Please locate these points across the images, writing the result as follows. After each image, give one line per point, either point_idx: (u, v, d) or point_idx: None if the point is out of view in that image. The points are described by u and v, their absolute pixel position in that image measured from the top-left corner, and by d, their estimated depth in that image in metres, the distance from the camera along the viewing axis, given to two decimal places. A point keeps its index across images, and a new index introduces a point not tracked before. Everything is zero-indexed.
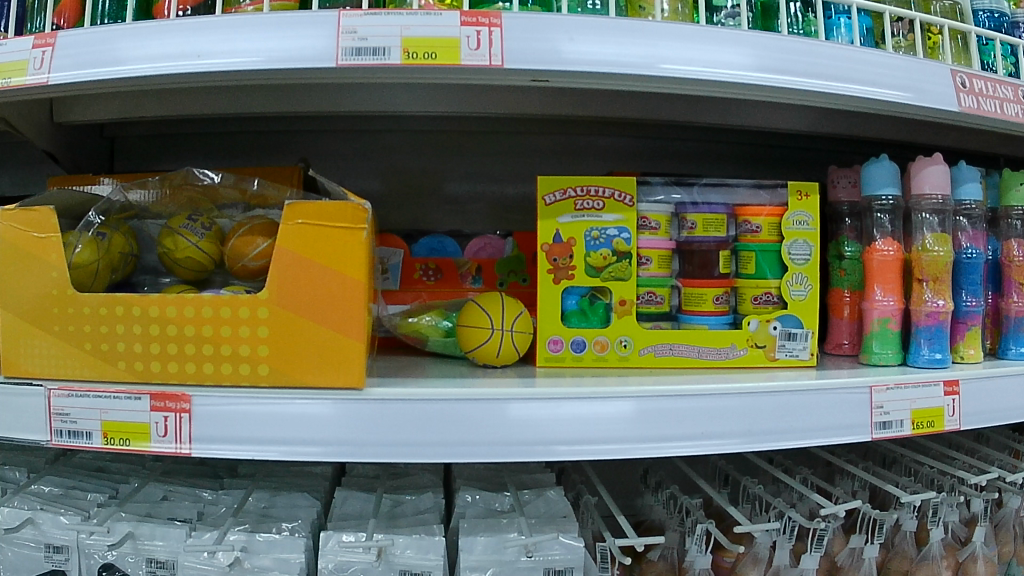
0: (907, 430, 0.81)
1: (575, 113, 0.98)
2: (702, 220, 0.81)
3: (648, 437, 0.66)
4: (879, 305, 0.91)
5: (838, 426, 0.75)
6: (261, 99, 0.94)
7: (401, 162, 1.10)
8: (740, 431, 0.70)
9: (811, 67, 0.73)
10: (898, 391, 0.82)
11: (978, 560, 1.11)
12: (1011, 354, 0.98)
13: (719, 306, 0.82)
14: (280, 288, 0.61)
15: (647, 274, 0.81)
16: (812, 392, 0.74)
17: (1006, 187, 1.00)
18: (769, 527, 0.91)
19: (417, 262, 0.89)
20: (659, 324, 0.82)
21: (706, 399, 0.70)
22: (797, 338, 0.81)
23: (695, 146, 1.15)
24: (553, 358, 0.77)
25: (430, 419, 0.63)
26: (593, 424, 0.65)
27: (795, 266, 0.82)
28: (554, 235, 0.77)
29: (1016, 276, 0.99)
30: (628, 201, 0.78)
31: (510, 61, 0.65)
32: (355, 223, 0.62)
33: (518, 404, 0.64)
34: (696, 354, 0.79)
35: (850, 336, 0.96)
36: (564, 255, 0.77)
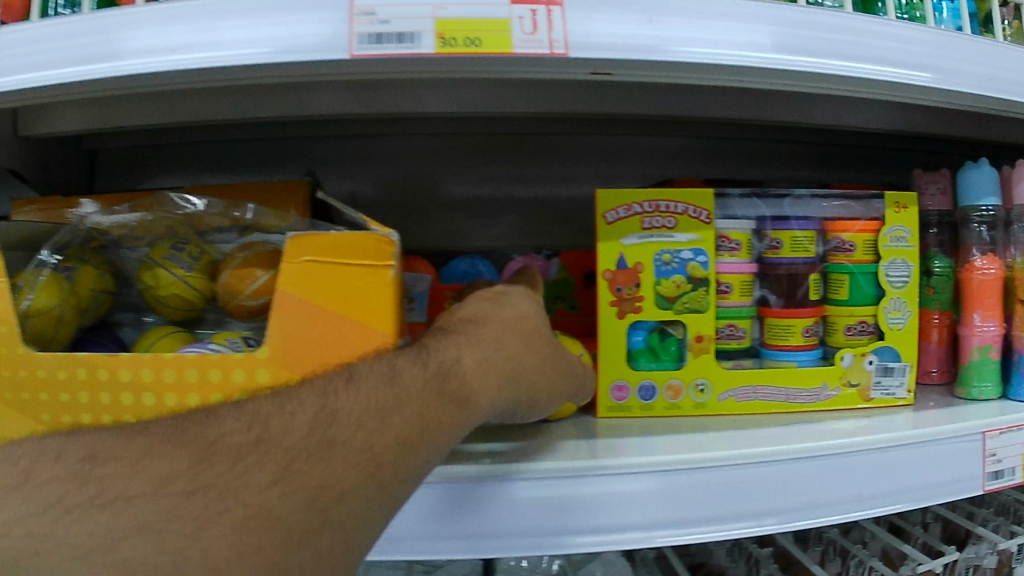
0: (1022, 479, 0.68)
1: (616, 112, 0.85)
2: (789, 238, 0.67)
3: (673, 520, 0.54)
4: (979, 332, 0.73)
5: (923, 488, 0.62)
6: (257, 100, 0.81)
7: (419, 171, 0.97)
8: (791, 506, 0.57)
9: (924, 59, 0.61)
10: (1012, 434, 0.69)
11: None
12: None
13: (811, 339, 0.68)
14: (287, 346, 0.48)
15: (726, 304, 0.67)
16: (891, 449, 0.61)
17: None
18: None
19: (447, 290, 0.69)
20: (741, 364, 0.68)
21: (739, 468, 0.56)
22: (894, 373, 0.69)
23: (747, 147, 1.02)
24: (617, 407, 0.65)
25: (453, 499, 0.53)
26: (619, 508, 0.54)
27: (892, 289, 0.69)
28: (618, 259, 0.64)
29: None
30: (705, 217, 0.65)
31: (573, 48, 0.51)
32: (383, 261, 0.48)
33: (525, 488, 0.53)
34: (782, 396, 0.67)
35: (939, 362, 0.76)
36: (630, 283, 0.64)
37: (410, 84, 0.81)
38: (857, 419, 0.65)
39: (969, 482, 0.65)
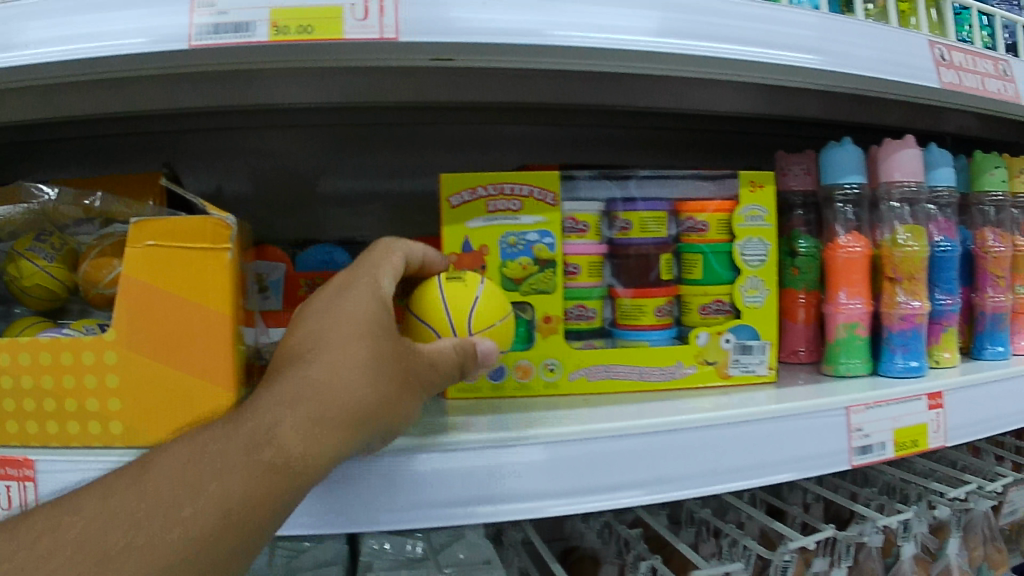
0: (890, 454, 0.70)
1: (481, 100, 0.86)
2: (638, 220, 0.68)
3: (559, 492, 0.54)
4: (845, 310, 0.72)
5: (781, 462, 0.62)
6: (116, 94, 0.81)
7: (294, 166, 0.96)
8: (650, 480, 0.56)
9: (789, 38, 0.60)
10: (879, 410, 0.70)
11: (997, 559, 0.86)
12: (986, 355, 0.78)
13: (663, 318, 0.69)
14: (132, 329, 0.48)
15: (575, 285, 0.69)
16: (751, 422, 0.61)
17: (977, 170, 0.79)
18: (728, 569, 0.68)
19: (302, 276, 0.71)
20: (591, 344, 0.69)
21: (603, 442, 0.55)
22: (754, 351, 0.70)
23: (621, 133, 1.04)
24: (467, 388, 0.67)
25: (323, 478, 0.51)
26: (497, 481, 0.53)
27: (748, 268, 0.70)
28: (462, 243, 0.66)
29: (992, 269, 0.78)
30: (550, 200, 0.67)
31: (406, 33, 0.49)
32: (215, 244, 0.49)
33: (403, 473, 0.51)
34: (637, 375, 0.68)
35: (807, 342, 0.74)
36: (475, 266, 0.67)
37: (279, 74, 0.80)
38: (707, 396, 0.67)
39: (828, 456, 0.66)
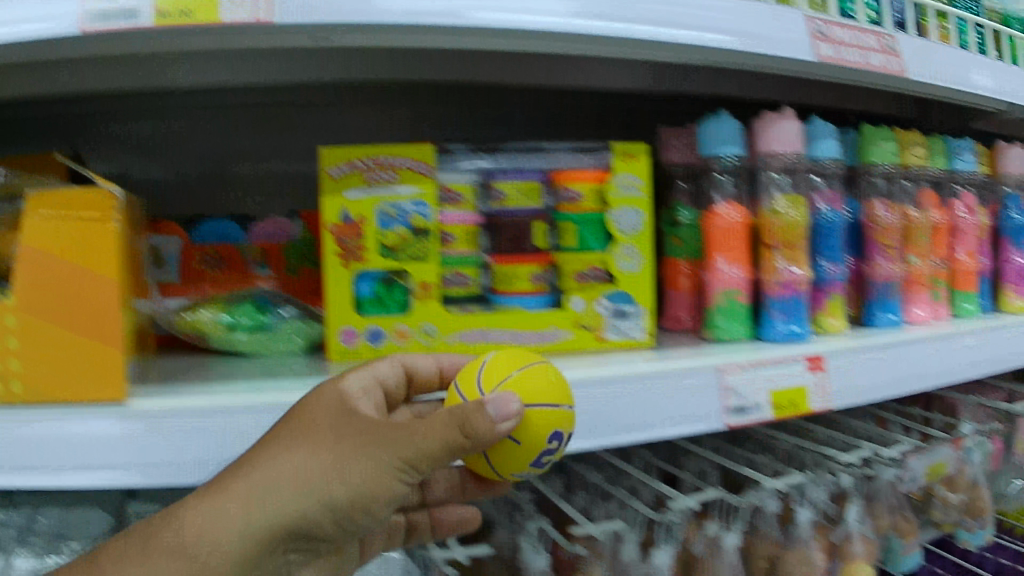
0: (767, 415, 0.72)
1: (385, 78, 0.89)
2: (511, 189, 0.72)
3: None
4: (723, 277, 0.74)
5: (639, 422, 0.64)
6: (1, 79, 0.81)
7: (210, 152, 0.99)
8: None
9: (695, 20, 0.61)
10: (754, 371, 0.72)
11: (909, 524, 0.86)
12: (878, 322, 0.79)
13: (538, 285, 0.72)
14: (31, 293, 0.52)
15: (454, 253, 0.73)
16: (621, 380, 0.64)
17: (865, 144, 0.81)
18: (608, 527, 0.71)
19: (197, 250, 0.77)
20: (469, 309, 0.73)
21: None
22: (630, 317, 0.73)
23: (533, 110, 1.06)
24: (348, 352, 0.72)
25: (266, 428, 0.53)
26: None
27: (623, 235, 0.72)
28: (341, 213, 0.70)
29: (880, 239, 0.80)
30: (424, 170, 0.72)
31: (282, 14, 0.50)
32: (105, 213, 0.53)
33: None
34: (513, 338, 0.71)
35: (691, 310, 0.76)
36: (354, 236, 0.71)
37: (176, 57, 0.83)
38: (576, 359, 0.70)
39: (694, 416, 0.70)
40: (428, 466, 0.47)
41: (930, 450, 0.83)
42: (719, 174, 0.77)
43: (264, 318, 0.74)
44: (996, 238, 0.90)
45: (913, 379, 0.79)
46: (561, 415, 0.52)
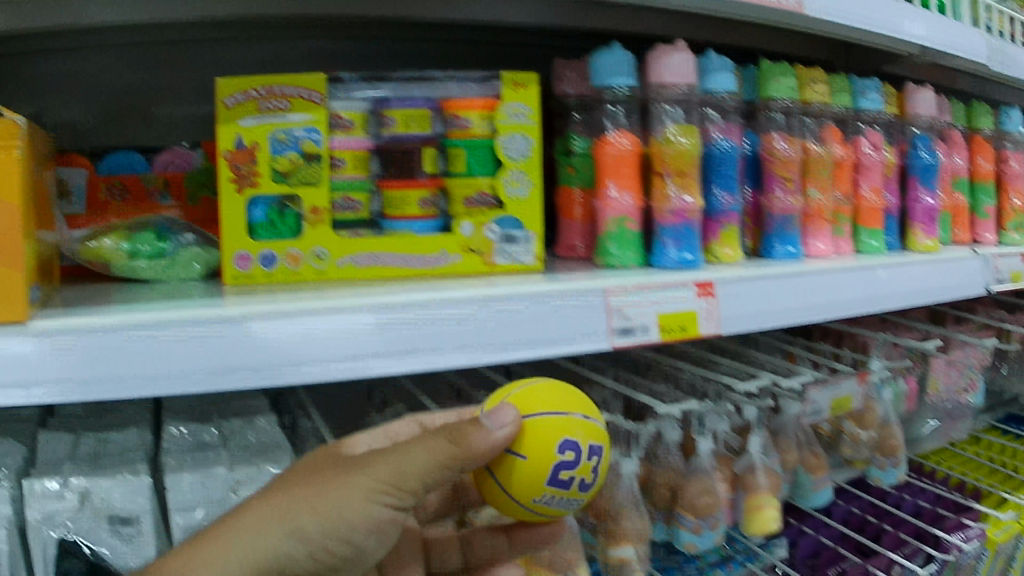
0: (653, 336, 0.73)
1: (290, 16, 0.88)
2: (401, 116, 0.75)
3: (395, 350, 0.59)
4: (614, 204, 0.75)
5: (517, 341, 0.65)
6: None
7: (130, 88, 0.95)
8: (396, 350, 0.60)
9: None
10: (640, 294, 0.73)
11: (810, 457, 0.86)
12: (776, 254, 0.80)
13: (427, 210, 0.75)
14: None
15: (342, 177, 0.76)
16: (503, 297, 0.65)
17: (765, 79, 0.81)
18: None
19: (102, 182, 0.80)
20: (358, 232, 0.75)
21: (354, 310, 0.59)
22: (519, 241, 0.74)
23: (448, 49, 1.06)
24: (242, 276, 0.72)
25: (199, 331, 0.55)
26: (328, 340, 0.57)
27: (511, 161, 0.75)
28: (236, 140, 0.73)
29: (778, 171, 0.80)
30: (317, 99, 0.75)
31: None
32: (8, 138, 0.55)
33: (318, 364, 0.57)
34: (402, 263, 0.74)
35: (584, 238, 0.77)
36: (247, 162, 0.73)
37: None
38: (464, 280, 0.72)
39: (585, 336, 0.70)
40: (410, 488, 0.46)
41: (834, 383, 0.83)
42: (611, 105, 0.78)
43: (163, 245, 0.76)
44: (906, 177, 0.91)
45: (814, 312, 0.79)
46: (569, 420, 0.53)
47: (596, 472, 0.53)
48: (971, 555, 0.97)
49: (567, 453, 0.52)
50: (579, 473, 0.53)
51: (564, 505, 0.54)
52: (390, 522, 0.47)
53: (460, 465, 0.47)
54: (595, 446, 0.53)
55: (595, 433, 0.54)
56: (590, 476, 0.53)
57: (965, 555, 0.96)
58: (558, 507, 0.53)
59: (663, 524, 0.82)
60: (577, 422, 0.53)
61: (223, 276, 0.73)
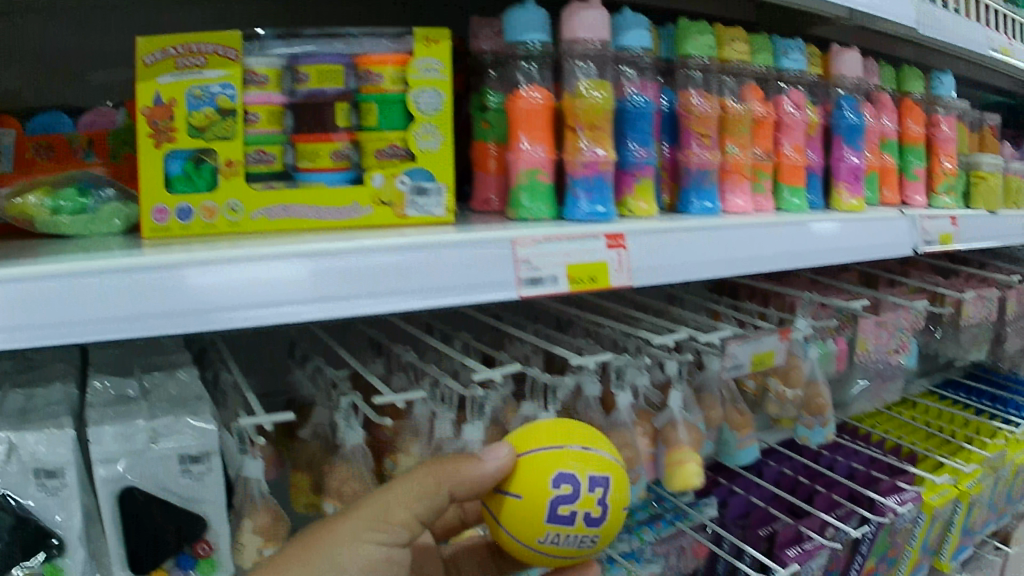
0: (563, 286, 0.73)
1: None
2: (315, 72, 0.77)
3: (325, 297, 0.62)
4: (526, 156, 0.76)
5: (434, 289, 0.67)
6: None
7: (40, 49, 0.91)
8: (303, 297, 0.61)
9: None
10: (548, 245, 0.73)
11: (736, 412, 0.86)
12: (693, 210, 0.81)
13: (340, 161, 0.77)
14: None
15: (256, 132, 0.78)
16: (417, 249, 0.66)
17: (683, 37, 0.81)
18: (411, 397, 0.73)
19: (28, 141, 0.83)
20: (273, 185, 0.78)
21: (273, 259, 0.61)
22: (430, 194, 0.76)
23: (381, 11, 1.06)
24: (159, 228, 0.73)
25: (134, 279, 0.56)
26: (262, 289, 0.60)
27: (423, 115, 0.77)
28: (154, 97, 0.74)
29: (695, 127, 0.81)
30: (232, 55, 0.76)
31: None
32: None
33: (250, 311, 0.59)
34: (315, 215, 0.76)
35: (498, 191, 0.79)
36: (165, 117, 0.74)
37: None
38: (373, 232, 0.72)
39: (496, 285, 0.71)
40: (401, 521, 0.58)
41: (755, 339, 0.83)
42: (524, 61, 0.79)
43: (85, 201, 0.78)
44: (832, 137, 0.92)
45: (730, 267, 0.80)
46: (563, 454, 0.62)
47: (601, 503, 0.62)
48: (907, 519, 0.96)
49: (564, 487, 0.61)
50: (581, 507, 0.61)
51: (580, 544, 0.62)
52: (389, 557, 0.57)
53: (442, 494, 0.58)
54: (593, 476, 0.62)
55: (592, 464, 0.63)
56: (593, 506, 0.62)
57: (901, 518, 0.96)
58: (569, 544, 0.61)
59: None
60: (574, 456, 0.63)
61: (142, 230, 0.74)
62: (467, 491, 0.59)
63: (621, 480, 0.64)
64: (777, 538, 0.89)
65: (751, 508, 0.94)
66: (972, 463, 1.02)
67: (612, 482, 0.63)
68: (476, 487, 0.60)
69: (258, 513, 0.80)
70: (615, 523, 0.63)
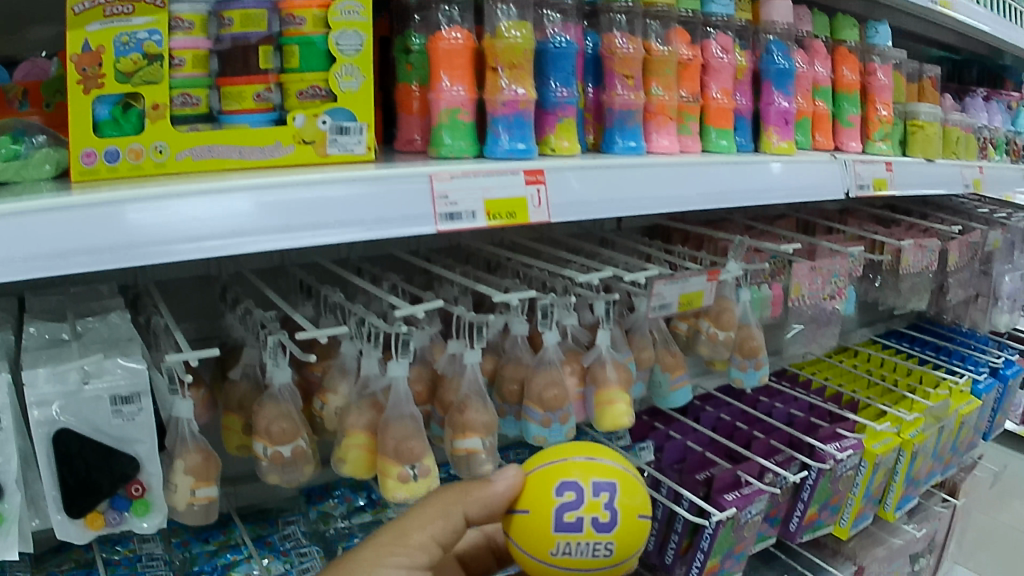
0: (482, 222, 0.72)
1: None
2: (239, 16, 0.77)
3: (270, 229, 0.63)
4: (446, 96, 0.77)
5: (366, 222, 0.67)
6: None
7: None
8: (224, 231, 0.61)
9: None
10: (466, 180, 0.73)
11: (668, 353, 0.86)
12: (617, 149, 0.82)
13: (263, 103, 0.78)
14: None
15: (181, 76, 0.77)
16: (345, 183, 0.67)
17: None
18: (337, 333, 0.73)
19: None
20: (198, 128, 0.78)
21: (208, 193, 0.61)
22: (351, 132, 0.78)
23: None
24: (87, 172, 0.71)
25: (76, 216, 0.56)
26: (208, 221, 0.60)
27: (344, 56, 0.78)
28: (82, 44, 0.71)
29: (618, 68, 0.81)
30: (158, 2, 0.74)
31: None
32: None
33: (187, 245, 0.59)
34: (238, 156, 0.75)
35: (422, 132, 0.80)
36: (94, 64, 0.71)
37: None
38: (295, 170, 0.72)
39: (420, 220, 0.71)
40: (420, 542, 0.62)
41: (682, 278, 0.82)
42: (447, 6, 0.80)
43: (16, 148, 0.77)
44: (762, 82, 0.94)
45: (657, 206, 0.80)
46: (566, 467, 0.68)
47: (607, 508, 0.66)
48: (849, 466, 0.96)
49: (567, 495, 0.66)
50: (588, 513, 0.66)
51: (596, 553, 0.66)
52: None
53: (454, 516, 0.64)
54: (596, 482, 0.67)
55: (595, 472, 0.68)
56: (600, 512, 0.66)
57: (842, 465, 0.96)
58: (582, 553, 0.65)
59: (512, 419, 0.82)
60: (576, 467, 0.68)
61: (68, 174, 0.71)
62: (478, 512, 0.65)
63: (628, 486, 0.68)
64: (714, 482, 0.88)
65: (689, 453, 0.94)
66: (914, 412, 1.04)
67: (618, 487, 0.67)
68: (486, 510, 0.65)
69: (190, 453, 0.79)
70: (628, 528, 0.66)
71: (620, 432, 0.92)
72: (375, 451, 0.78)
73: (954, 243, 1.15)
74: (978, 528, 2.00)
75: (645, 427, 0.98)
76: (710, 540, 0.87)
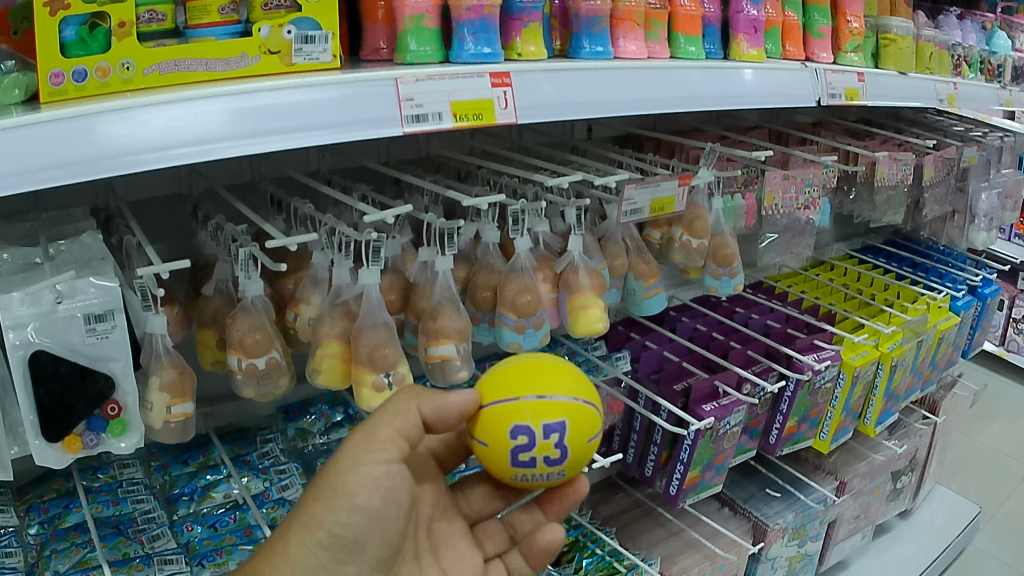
0: (448, 124, 0.70)
1: None
2: None
3: (243, 135, 0.61)
4: (410, 2, 0.77)
5: (340, 126, 0.66)
6: None
7: None
8: (192, 138, 0.59)
9: None
10: (430, 81, 0.71)
11: (642, 261, 0.86)
12: (584, 54, 0.82)
13: (229, 16, 0.72)
14: None
15: None
16: (312, 84, 0.65)
17: None
18: (310, 239, 0.71)
19: None
20: (164, 45, 0.71)
21: (179, 102, 0.59)
22: (317, 41, 0.73)
23: None
24: (56, 93, 0.63)
25: (50, 133, 0.55)
26: (181, 129, 0.59)
27: None
28: None
29: None
30: None
31: None
32: None
33: (155, 155, 0.58)
34: (204, 69, 0.68)
35: (388, 40, 0.80)
36: None
37: None
38: (270, 76, 0.68)
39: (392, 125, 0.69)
40: (388, 437, 0.60)
41: (653, 184, 0.81)
42: None
43: None
44: None
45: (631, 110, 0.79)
46: (518, 407, 0.62)
47: (560, 447, 0.62)
48: (827, 378, 0.97)
49: (521, 438, 0.62)
50: (541, 451, 0.62)
51: (551, 477, 0.64)
52: (393, 473, 0.60)
53: (412, 411, 0.61)
54: (547, 424, 0.62)
55: (548, 412, 0.62)
56: (552, 450, 0.62)
57: (820, 376, 0.96)
58: (540, 480, 0.64)
59: (486, 326, 0.82)
60: (529, 407, 0.62)
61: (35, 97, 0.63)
62: (437, 409, 0.61)
63: (582, 415, 0.64)
64: (691, 393, 0.88)
65: (666, 363, 0.95)
66: (893, 326, 1.05)
67: (570, 424, 0.63)
68: (443, 411, 0.62)
69: (164, 369, 0.76)
70: (580, 454, 0.64)
71: (597, 342, 0.93)
72: (349, 360, 0.78)
73: (929, 159, 1.17)
74: (958, 449, 2.00)
75: (621, 339, 0.99)
76: (689, 451, 0.87)
